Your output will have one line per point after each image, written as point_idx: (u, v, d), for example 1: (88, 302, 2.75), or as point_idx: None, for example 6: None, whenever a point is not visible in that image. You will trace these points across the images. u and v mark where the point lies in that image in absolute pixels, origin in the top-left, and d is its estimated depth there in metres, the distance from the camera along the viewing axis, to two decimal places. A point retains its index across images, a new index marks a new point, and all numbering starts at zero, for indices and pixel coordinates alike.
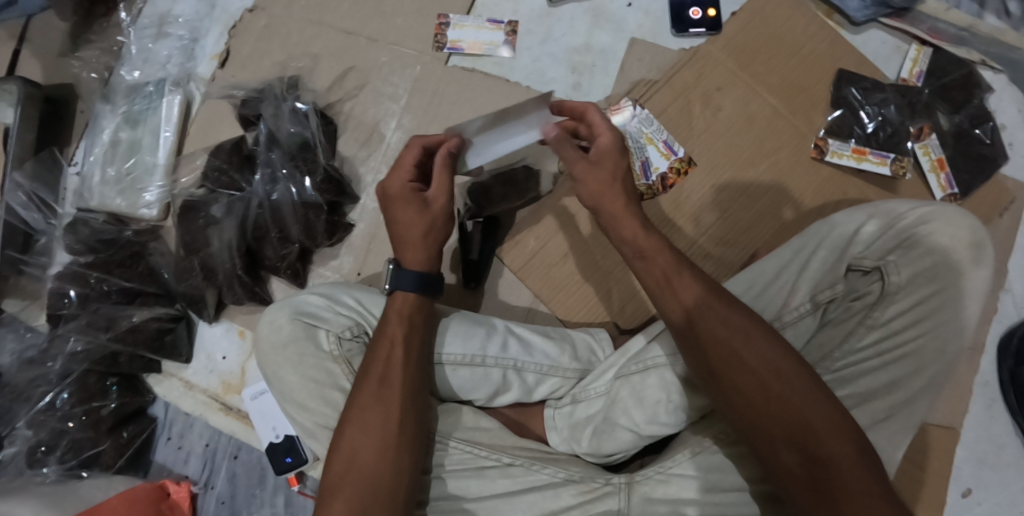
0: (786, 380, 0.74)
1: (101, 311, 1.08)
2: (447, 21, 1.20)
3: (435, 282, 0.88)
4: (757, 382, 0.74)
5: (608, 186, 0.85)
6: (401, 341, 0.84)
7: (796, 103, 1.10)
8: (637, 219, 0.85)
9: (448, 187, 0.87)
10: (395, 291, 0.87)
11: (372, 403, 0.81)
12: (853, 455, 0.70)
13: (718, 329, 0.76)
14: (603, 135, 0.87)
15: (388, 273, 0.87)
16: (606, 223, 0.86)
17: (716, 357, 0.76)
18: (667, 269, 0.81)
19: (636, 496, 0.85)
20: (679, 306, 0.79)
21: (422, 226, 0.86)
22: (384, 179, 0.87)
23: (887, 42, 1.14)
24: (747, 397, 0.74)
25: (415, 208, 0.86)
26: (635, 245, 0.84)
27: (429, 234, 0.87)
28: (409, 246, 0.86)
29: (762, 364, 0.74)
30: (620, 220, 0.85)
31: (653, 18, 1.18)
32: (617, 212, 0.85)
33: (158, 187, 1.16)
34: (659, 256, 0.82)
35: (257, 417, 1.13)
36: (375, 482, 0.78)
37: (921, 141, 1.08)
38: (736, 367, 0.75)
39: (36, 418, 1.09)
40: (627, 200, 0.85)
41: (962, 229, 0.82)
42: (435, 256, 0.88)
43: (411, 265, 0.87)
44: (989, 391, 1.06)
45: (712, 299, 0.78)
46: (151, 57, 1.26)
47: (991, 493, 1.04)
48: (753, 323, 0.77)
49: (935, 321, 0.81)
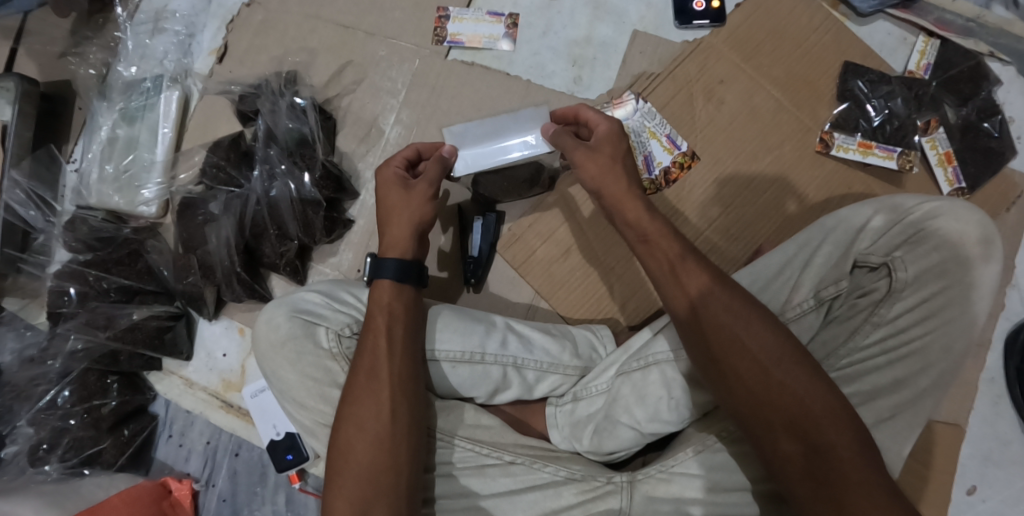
0: (785, 366, 0.72)
1: (100, 310, 1.07)
2: (446, 14, 1.18)
3: (416, 271, 0.88)
4: (758, 367, 0.73)
5: (610, 168, 0.85)
6: (384, 333, 0.84)
7: (801, 96, 1.09)
8: (640, 202, 0.84)
9: (434, 178, 0.87)
10: (376, 280, 0.87)
11: (364, 397, 0.81)
12: (852, 444, 0.69)
13: (720, 314, 0.75)
14: (602, 124, 0.87)
15: (368, 265, 0.88)
16: (609, 209, 0.86)
17: (718, 344, 0.75)
18: (672, 258, 0.80)
19: (638, 495, 0.84)
20: (685, 296, 0.78)
21: (410, 209, 0.88)
22: (378, 165, 0.91)
23: (892, 33, 1.11)
24: (748, 384, 0.73)
25: (398, 192, 0.89)
26: (639, 228, 0.83)
27: (410, 215, 0.88)
28: (389, 227, 0.88)
29: (761, 351, 0.73)
30: (622, 203, 0.84)
31: (655, 10, 1.15)
32: (619, 195, 0.84)
33: (156, 184, 1.15)
34: (664, 240, 0.81)
35: (257, 415, 1.13)
36: (375, 477, 0.78)
37: (929, 135, 1.06)
38: (738, 352, 0.74)
39: (36, 416, 1.08)
40: (628, 184, 0.85)
41: (972, 225, 0.81)
42: (413, 239, 0.88)
43: (388, 254, 0.88)
44: (995, 388, 1.05)
45: (715, 287, 0.77)
46: (148, 54, 1.23)
47: (995, 490, 1.03)
48: (754, 309, 0.75)
49: (943, 318, 0.79)
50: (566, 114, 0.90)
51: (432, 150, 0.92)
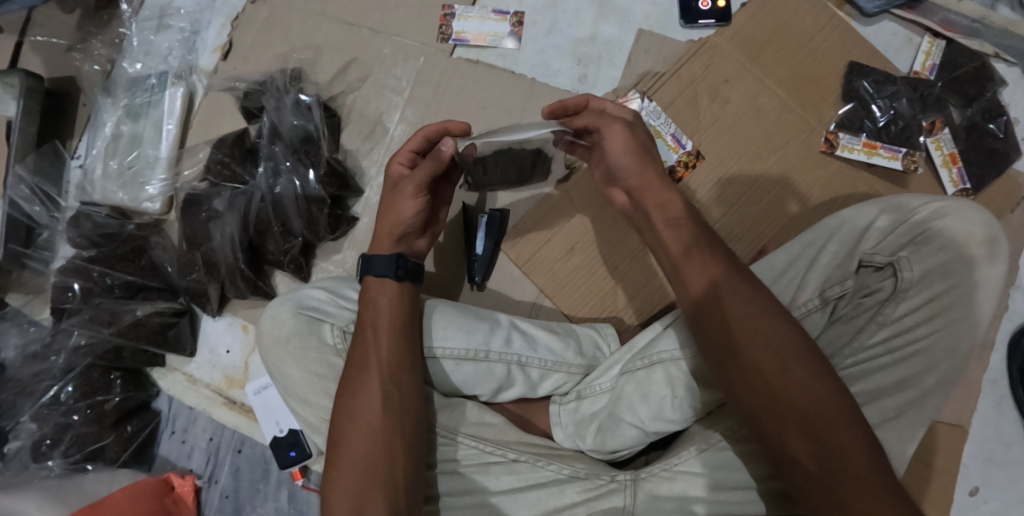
0: (805, 363, 0.72)
1: (103, 306, 1.08)
2: (451, 12, 1.18)
3: (410, 268, 0.88)
4: (776, 361, 0.72)
5: (640, 151, 0.86)
6: (370, 326, 0.84)
7: (806, 96, 1.09)
8: (670, 187, 0.85)
9: (421, 178, 0.87)
10: (365, 278, 0.88)
11: (371, 389, 0.81)
12: (864, 446, 0.69)
13: (742, 306, 0.75)
14: (621, 112, 0.90)
15: (359, 263, 0.88)
16: (635, 191, 0.86)
17: (738, 334, 0.74)
18: (694, 242, 0.80)
19: (642, 493, 0.84)
20: (706, 283, 0.78)
21: (392, 217, 0.89)
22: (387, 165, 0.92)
23: (897, 34, 1.12)
24: (766, 376, 0.72)
25: (388, 192, 0.91)
26: (668, 212, 0.83)
27: (400, 214, 0.89)
28: (383, 224, 0.90)
29: (780, 345, 0.73)
30: (649, 186, 0.85)
31: (660, 10, 1.16)
32: (647, 178, 0.85)
33: (160, 180, 1.15)
34: (689, 223, 0.82)
35: (260, 411, 1.12)
36: (372, 470, 0.78)
37: (933, 136, 1.06)
38: (758, 344, 0.73)
39: (40, 412, 1.09)
40: (657, 168, 0.86)
41: (977, 225, 0.81)
42: (399, 237, 0.89)
43: (378, 253, 0.88)
44: (998, 388, 1.05)
45: (735, 277, 0.77)
46: (152, 50, 1.24)
47: (998, 491, 1.03)
48: (773, 304, 0.75)
49: (947, 318, 0.79)
50: (577, 103, 0.90)
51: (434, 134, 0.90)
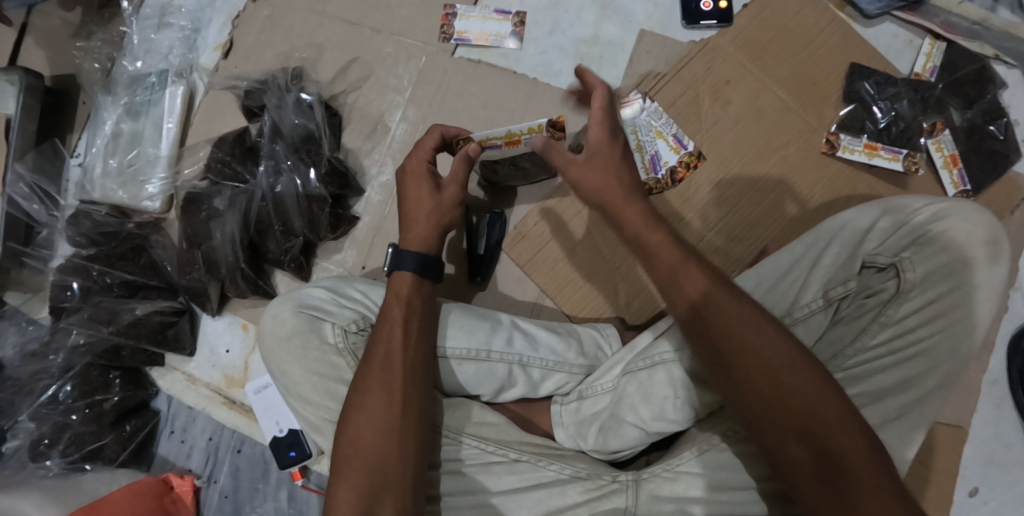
0: (798, 370, 0.72)
1: (103, 305, 1.07)
2: (453, 12, 1.18)
3: (433, 263, 0.87)
4: (768, 370, 0.73)
5: (605, 181, 0.83)
6: (400, 324, 0.84)
7: (807, 96, 1.09)
8: (642, 212, 0.82)
9: (462, 176, 0.88)
10: (394, 272, 0.87)
11: (375, 384, 0.81)
12: (864, 448, 0.69)
13: (730, 318, 0.75)
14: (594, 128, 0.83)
15: (389, 256, 0.87)
16: (612, 218, 0.84)
17: (728, 345, 0.75)
18: (674, 264, 0.80)
19: (644, 494, 0.83)
20: (690, 298, 0.78)
21: (422, 207, 0.87)
22: (405, 157, 0.91)
23: (898, 36, 1.12)
24: (758, 385, 0.73)
25: (426, 186, 0.88)
26: (641, 238, 0.82)
27: (431, 213, 0.88)
28: (413, 223, 0.88)
29: (773, 352, 0.73)
30: (622, 214, 0.83)
31: (662, 10, 1.16)
32: (619, 207, 0.83)
33: (160, 179, 1.15)
34: (664, 250, 0.81)
35: (260, 411, 1.11)
36: (381, 467, 0.78)
37: (934, 137, 1.07)
38: (748, 355, 0.74)
39: (38, 411, 1.08)
40: (627, 195, 0.83)
41: (979, 226, 0.81)
42: (436, 237, 0.88)
43: (410, 247, 0.87)
44: (998, 390, 1.05)
45: (721, 290, 0.77)
46: (153, 48, 1.24)
47: (997, 492, 1.03)
48: (764, 315, 0.75)
49: (949, 319, 0.79)
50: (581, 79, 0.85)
51: (456, 135, 0.92)
